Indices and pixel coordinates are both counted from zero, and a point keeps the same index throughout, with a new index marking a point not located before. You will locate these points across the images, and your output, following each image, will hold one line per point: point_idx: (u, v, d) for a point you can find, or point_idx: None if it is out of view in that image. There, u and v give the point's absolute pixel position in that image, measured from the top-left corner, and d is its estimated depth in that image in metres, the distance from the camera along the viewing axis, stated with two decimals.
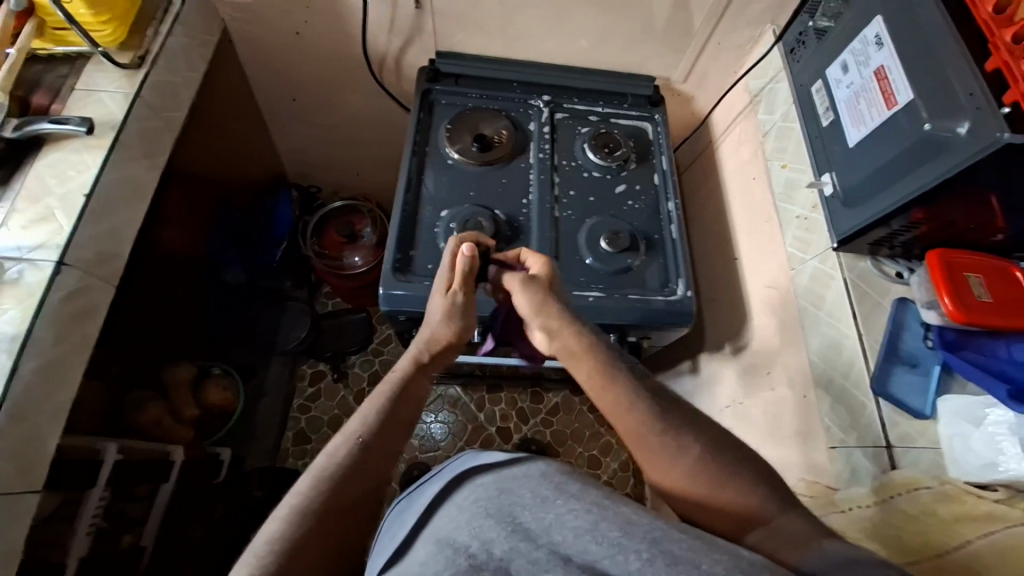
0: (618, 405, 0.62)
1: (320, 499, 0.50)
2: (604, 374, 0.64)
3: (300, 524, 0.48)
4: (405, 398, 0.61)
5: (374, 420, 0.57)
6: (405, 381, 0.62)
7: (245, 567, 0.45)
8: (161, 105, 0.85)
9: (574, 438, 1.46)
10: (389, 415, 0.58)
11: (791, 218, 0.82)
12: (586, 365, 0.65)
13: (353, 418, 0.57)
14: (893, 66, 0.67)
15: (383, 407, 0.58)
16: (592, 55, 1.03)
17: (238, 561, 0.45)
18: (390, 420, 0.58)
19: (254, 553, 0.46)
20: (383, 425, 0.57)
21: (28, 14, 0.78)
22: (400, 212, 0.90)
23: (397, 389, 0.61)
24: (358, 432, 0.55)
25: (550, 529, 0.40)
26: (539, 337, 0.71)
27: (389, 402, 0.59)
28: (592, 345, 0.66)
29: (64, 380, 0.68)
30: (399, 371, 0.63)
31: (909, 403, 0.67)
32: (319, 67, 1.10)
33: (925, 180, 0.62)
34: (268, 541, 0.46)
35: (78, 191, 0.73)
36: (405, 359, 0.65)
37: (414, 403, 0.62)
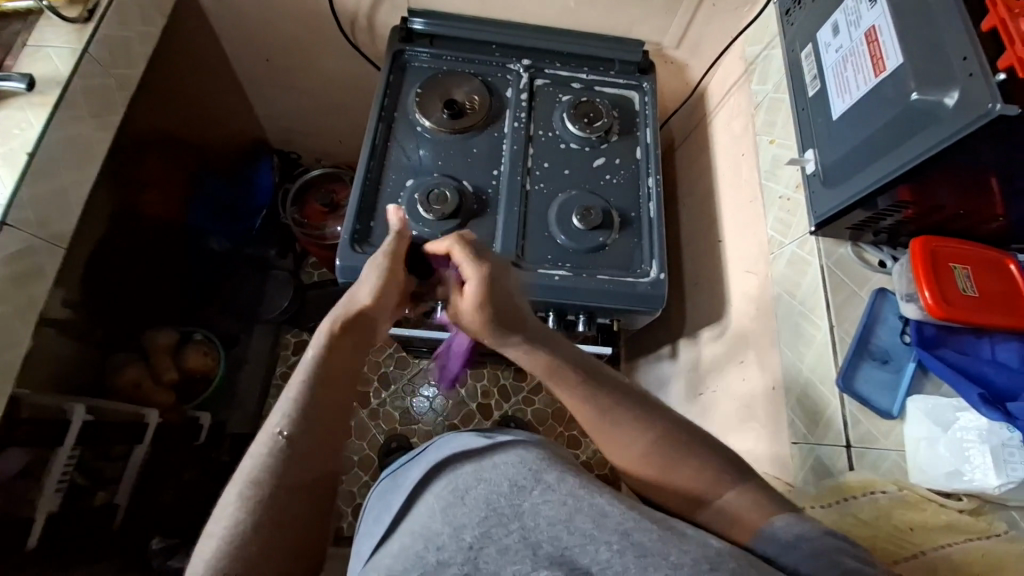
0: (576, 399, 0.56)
1: (251, 506, 0.48)
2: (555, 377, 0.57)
3: (240, 533, 0.47)
4: (328, 378, 0.57)
5: (294, 409, 0.54)
6: (325, 364, 0.57)
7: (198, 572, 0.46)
8: (112, 62, 0.82)
9: (555, 418, 1.44)
10: (310, 401, 0.55)
11: (774, 199, 0.76)
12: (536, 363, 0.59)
13: (274, 414, 0.54)
14: (885, 27, 0.61)
15: (301, 397, 0.55)
16: (577, 15, 0.96)
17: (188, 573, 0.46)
18: (317, 407, 0.55)
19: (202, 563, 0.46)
20: (305, 416, 0.54)
21: None
22: (362, 180, 0.87)
23: (315, 374, 0.56)
24: (280, 428, 0.53)
25: (523, 517, 0.39)
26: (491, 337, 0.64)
27: (309, 389, 0.55)
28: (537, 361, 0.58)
29: (7, 341, 0.68)
30: (316, 353, 0.58)
31: (876, 401, 0.63)
32: (292, 24, 1.04)
33: (908, 155, 0.56)
34: (206, 559, 0.46)
35: (20, 149, 0.70)
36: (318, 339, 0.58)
37: (341, 376, 0.58)
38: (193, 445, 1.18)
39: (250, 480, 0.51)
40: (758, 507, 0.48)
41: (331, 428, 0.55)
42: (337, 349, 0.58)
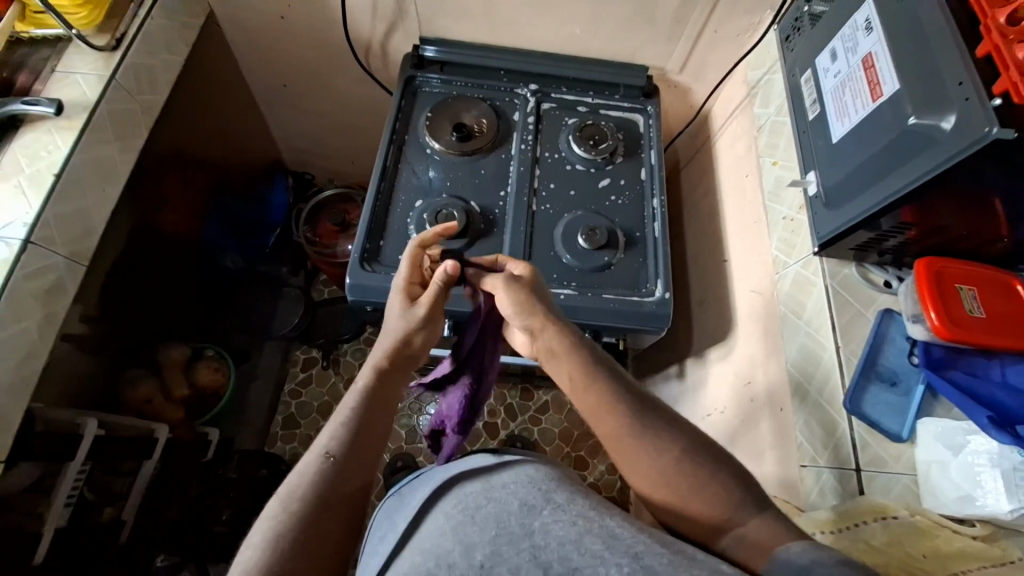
0: (598, 407, 0.56)
1: (294, 521, 0.47)
2: (588, 379, 0.58)
3: (278, 550, 0.45)
4: (375, 402, 0.58)
5: (345, 431, 0.54)
6: (374, 389, 0.59)
7: None
8: (138, 89, 0.86)
9: (562, 438, 1.43)
10: (359, 423, 0.55)
11: (778, 219, 0.77)
12: (567, 366, 0.60)
13: (321, 436, 0.54)
14: (881, 53, 0.62)
15: (352, 418, 0.55)
16: (583, 42, 0.99)
17: None
18: (365, 430, 0.55)
19: None
20: (354, 436, 0.54)
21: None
22: (373, 201, 0.89)
23: (364, 398, 0.58)
24: (328, 447, 0.53)
25: (535, 535, 0.38)
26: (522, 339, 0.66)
27: (358, 412, 0.57)
28: (578, 344, 0.61)
29: (30, 354, 0.70)
30: (365, 379, 0.60)
31: (885, 423, 0.62)
32: (308, 51, 1.09)
33: (907, 178, 0.56)
34: (241, 571, 0.44)
35: (47, 171, 0.74)
36: (368, 366, 0.61)
37: (387, 406, 0.59)
38: (202, 460, 1.18)
39: (293, 496, 0.49)
40: (775, 534, 0.46)
41: (373, 453, 0.55)
42: (386, 374, 0.61)
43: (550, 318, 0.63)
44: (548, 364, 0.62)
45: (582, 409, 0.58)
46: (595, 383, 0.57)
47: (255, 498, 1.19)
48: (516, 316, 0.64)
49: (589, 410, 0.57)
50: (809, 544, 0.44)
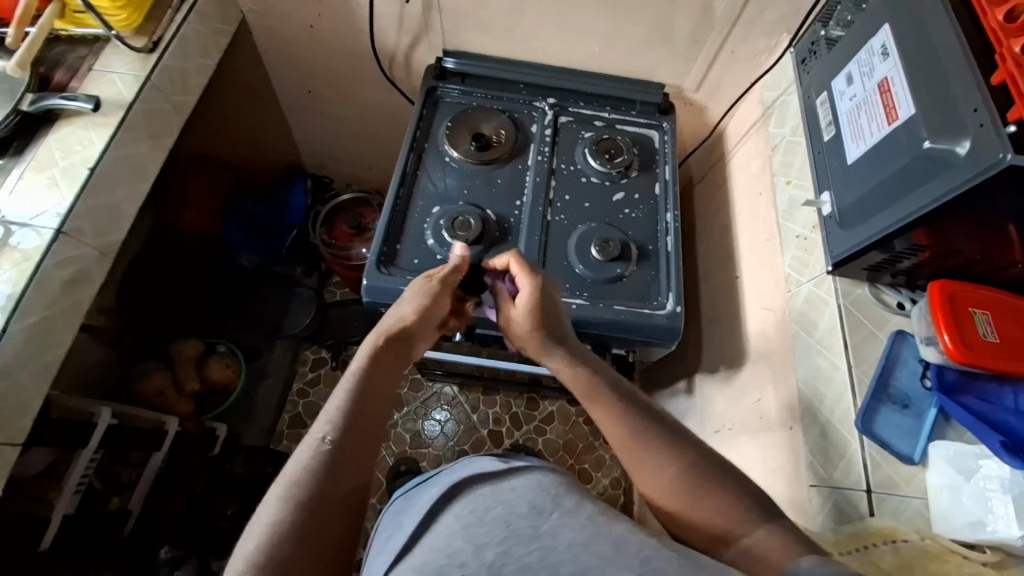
0: (605, 421, 0.58)
1: (294, 508, 0.48)
2: (591, 393, 0.60)
3: (275, 536, 0.46)
4: (371, 387, 0.58)
5: (340, 415, 0.55)
6: (369, 373, 0.59)
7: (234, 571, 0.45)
8: (171, 90, 0.89)
9: (566, 450, 1.42)
10: (354, 409, 0.56)
11: (791, 237, 0.77)
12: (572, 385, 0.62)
13: (319, 421, 0.55)
14: (897, 78, 0.63)
15: (348, 403, 0.56)
16: (601, 59, 1.02)
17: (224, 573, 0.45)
18: (361, 415, 0.56)
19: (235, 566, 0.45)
20: (351, 423, 0.54)
21: None
22: (391, 206, 0.91)
23: (359, 382, 0.58)
24: (326, 433, 0.53)
25: (544, 538, 0.39)
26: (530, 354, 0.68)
27: (353, 397, 0.57)
28: (581, 368, 0.63)
29: (54, 340, 0.72)
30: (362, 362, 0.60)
31: (898, 445, 0.61)
32: (333, 59, 1.12)
33: (922, 202, 0.57)
34: (243, 556, 0.45)
35: (81, 165, 0.76)
36: (366, 346, 0.62)
37: (382, 392, 0.59)
38: (208, 455, 1.19)
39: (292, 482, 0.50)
40: (784, 548, 0.46)
41: (369, 438, 0.55)
42: (385, 359, 0.61)
43: (557, 343, 0.65)
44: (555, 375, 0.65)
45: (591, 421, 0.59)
46: (600, 397, 0.59)
47: (259, 494, 1.20)
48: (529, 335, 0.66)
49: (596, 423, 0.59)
50: (819, 560, 0.43)
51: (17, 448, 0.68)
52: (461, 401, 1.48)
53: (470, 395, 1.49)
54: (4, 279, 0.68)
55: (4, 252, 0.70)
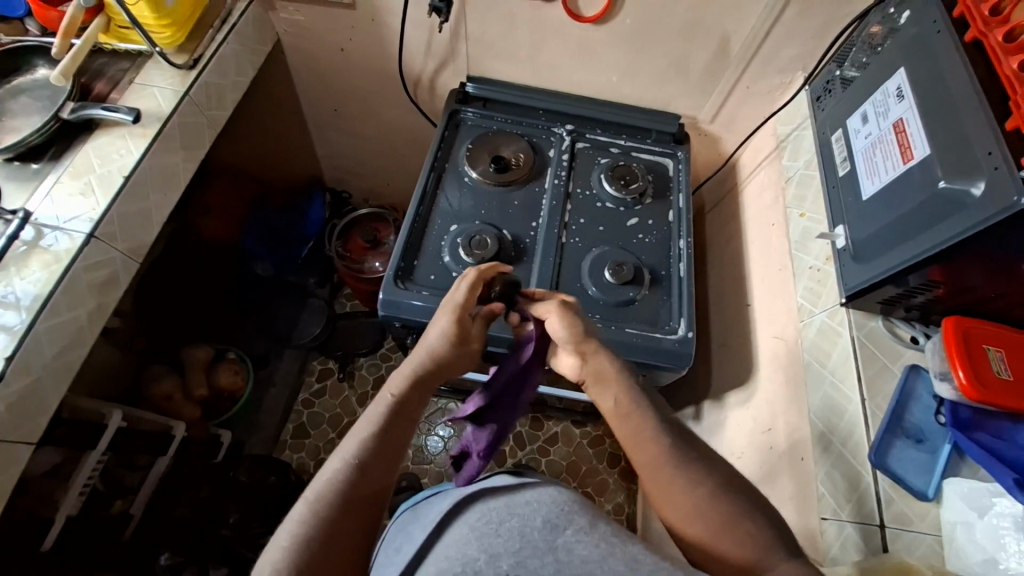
0: (638, 434, 0.57)
1: (316, 522, 0.48)
2: (631, 404, 0.60)
3: (298, 552, 0.46)
4: (402, 411, 0.59)
5: (371, 441, 0.55)
6: (400, 404, 0.59)
7: None
8: (207, 104, 0.92)
9: (569, 472, 1.41)
10: (382, 436, 0.56)
11: (804, 268, 0.78)
12: (613, 392, 0.62)
13: (346, 443, 0.55)
14: (912, 119, 0.65)
15: (376, 430, 0.56)
16: (620, 89, 1.05)
17: None
18: (389, 438, 0.56)
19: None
20: (379, 444, 0.55)
21: (98, 11, 0.86)
22: (411, 223, 0.93)
23: (391, 410, 0.58)
24: (353, 452, 0.54)
25: (558, 553, 0.40)
26: (571, 362, 0.67)
27: (384, 423, 0.57)
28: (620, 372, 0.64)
29: (77, 340, 0.73)
30: (394, 390, 0.60)
31: (910, 479, 0.61)
32: (361, 80, 1.17)
33: (936, 239, 0.58)
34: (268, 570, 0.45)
35: (118, 172, 0.79)
36: (399, 378, 0.62)
37: (412, 420, 0.59)
38: (211, 461, 1.19)
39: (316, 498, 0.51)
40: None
41: (396, 456, 0.55)
42: (416, 385, 0.62)
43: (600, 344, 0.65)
44: (589, 386, 0.65)
45: (621, 434, 0.59)
46: (639, 410, 0.59)
47: (263, 504, 1.18)
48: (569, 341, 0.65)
49: (629, 436, 0.58)
50: None
51: (32, 447, 0.68)
52: (465, 418, 1.47)
53: None
54: (34, 279, 0.70)
55: (38, 253, 0.72)
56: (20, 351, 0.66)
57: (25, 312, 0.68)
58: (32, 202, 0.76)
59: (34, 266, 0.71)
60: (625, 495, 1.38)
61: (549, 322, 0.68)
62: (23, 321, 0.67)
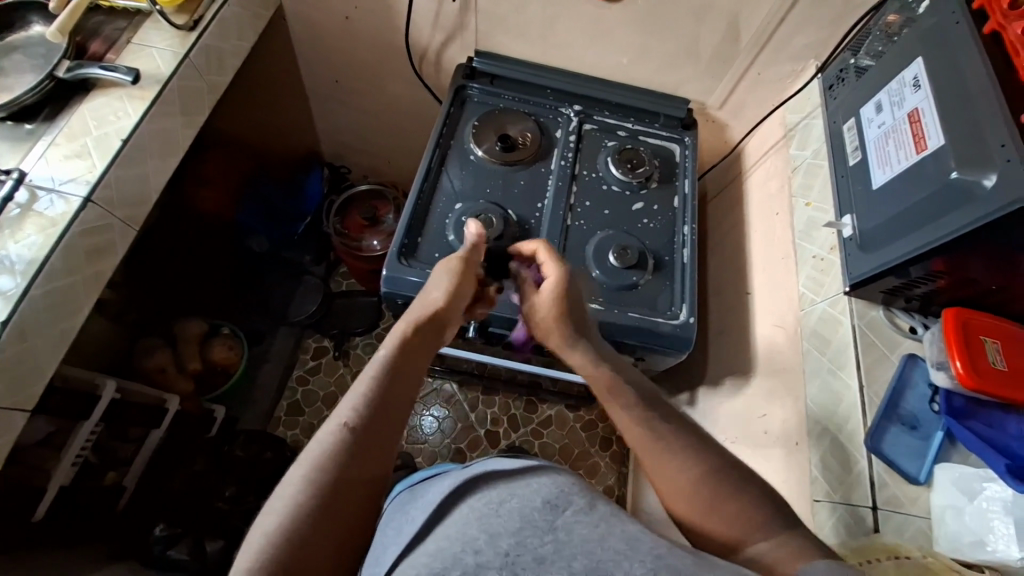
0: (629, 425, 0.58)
1: (313, 492, 0.48)
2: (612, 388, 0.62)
3: (293, 520, 0.46)
4: (396, 375, 0.58)
5: (364, 402, 0.55)
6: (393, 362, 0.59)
7: (251, 549, 0.45)
8: (207, 69, 0.89)
9: (561, 454, 1.43)
10: (376, 398, 0.55)
11: (807, 257, 0.79)
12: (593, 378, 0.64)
13: (341, 405, 0.55)
14: (928, 109, 0.65)
15: (371, 391, 0.56)
16: (630, 71, 1.04)
17: (242, 550, 0.46)
18: (384, 403, 0.55)
19: (254, 544, 0.46)
20: (371, 406, 0.54)
21: None
22: (415, 199, 0.92)
23: (385, 368, 0.58)
24: (347, 415, 0.53)
25: (558, 532, 0.41)
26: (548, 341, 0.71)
27: (378, 384, 0.57)
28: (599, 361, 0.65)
29: (74, 308, 0.72)
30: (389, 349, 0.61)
31: (904, 466, 0.63)
32: (364, 52, 1.14)
33: (946, 230, 0.58)
34: (264, 532, 0.46)
35: (114, 135, 0.76)
36: (394, 335, 0.62)
37: (405, 382, 0.58)
38: (206, 435, 1.18)
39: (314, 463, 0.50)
40: (802, 555, 0.46)
41: (392, 423, 0.55)
42: (410, 350, 0.61)
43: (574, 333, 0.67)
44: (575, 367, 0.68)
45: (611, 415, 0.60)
46: (624, 393, 0.61)
47: (259, 478, 1.19)
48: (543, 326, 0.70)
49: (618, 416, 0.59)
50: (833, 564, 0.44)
51: (27, 413, 0.67)
52: (459, 399, 1.48)
53: (469, 394, 1.49)
54: (29, 243, 0.68)
55: (32, 216, 0.70)
56: (15, 316, 0.65)
57: (20, 277, 0.66)
58: (26, 163, 0.73)
59: (29, 230, 0.69)
60: (615, 478, 1.41)
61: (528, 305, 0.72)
62: (19, 286, 0.66)
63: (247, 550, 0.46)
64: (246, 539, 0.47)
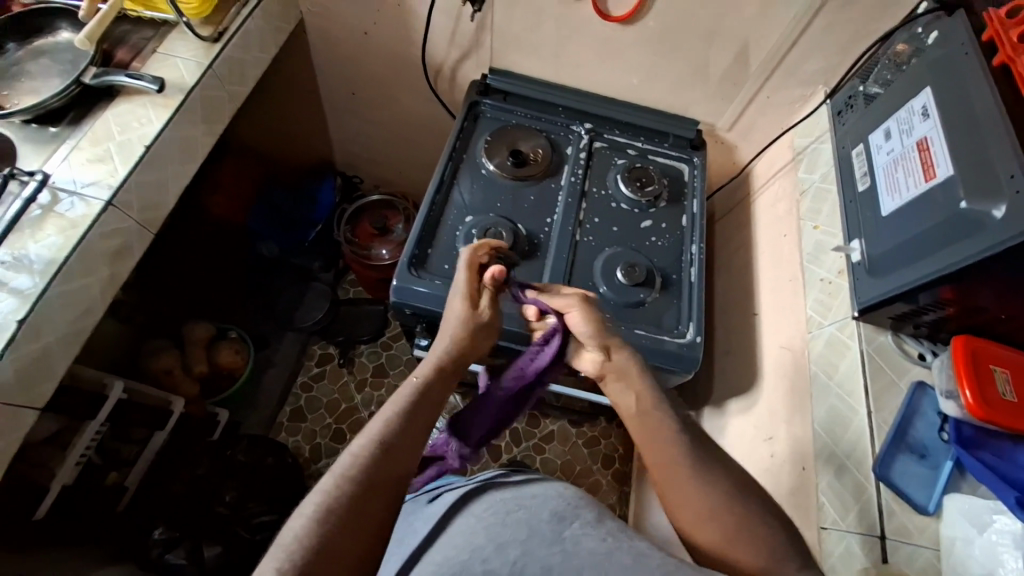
0: (656, 434, 0.57)
1: (342, 500, 0.48)
2: (652, 403, 0.60)
3: (323, 528, 0.46)
4: (429, 398, 0.59)
5: (398, 423, 0.55)
6: (425, 389, 0.60)
7: (276, 556, 0.44)
8: (229, 79, 0.92)
9: (562, 470, 1.42)
10: (409, 420, 0.56)
11: (815, 280, 0.80)
12: (636, 391, 0.62)
13: (373, 422, 0.55)
14: (936, 138, 0.65)
15: (404, 412, 0.56)
16: (641, 91, 1.06)
17: (264, 557, 0.45)
18: (415, 425, 0.56)
19: (280, 550, 0.45)
20: (405, 426, 0.55)
21: None
22: (426, 211, 0.94)
23: (418, 393, 0.59)
24: (379, 434, 0.54)
25: (565, 541, 0.42)
26: (589, 359, 0.66)
27: (411, 407, 0.57)
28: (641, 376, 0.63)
29: (88, 309, 0.73)
30: (419, 377, 0.61)
31: (913, 495, 0.62)
32: (381, 67, 1.16)
33: (955, 258, 0.59)
34: (293, 539, 0.45)
35: (138, 141, 0.78)
36: (425, 365, 0.62)
37: (435, 408, 0.59)
38: (208, 439, 1.18)
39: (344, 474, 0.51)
40: None
41: (421, 444, 0.56)
42: (443, 376, 0.62)
43: (622, 344, 0.66)
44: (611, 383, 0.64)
45: (639, 437, 0.59)
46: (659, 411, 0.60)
47: (257, 484, 1.15)
48: (591, 336, 0.66)
49: (648, 434, 0.58)
50: None
51: (37, 412, 0.68)
52: None
53: None
54: (49, 244, 0.70)
55: (54, 217, 0.72)
56: (30, 316, 0.66)
57: (39, 277, 0.68)
58: (50, 165, 0.75)
59: (50, 230, 0.71)
60: (617, 497, 1.39)
61: (571, 316, 0.68)
62: (37, 285, 0.67)
63: (270, 557, 0.44)
64: (268, 547, 0.46)
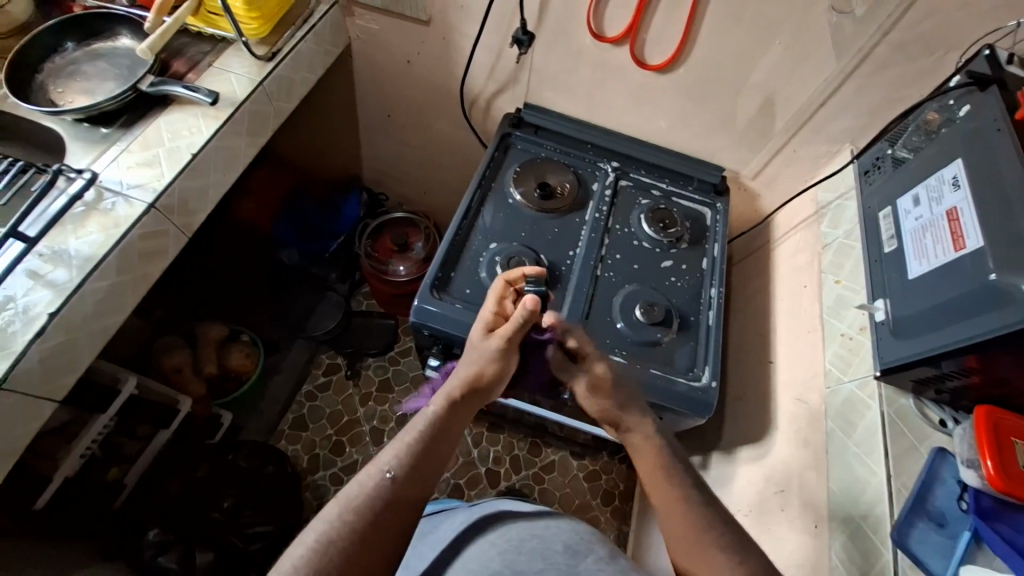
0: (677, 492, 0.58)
1: (347, 533, 0.49)
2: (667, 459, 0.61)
3: (325, 558, 0.47)
4: (441, 431, 0.59)
5: (407, 455, 0.55)
6: (440, 420, 0.60)
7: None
8: (277, 96, 0.95)
9: (561, 502, 1.40)
10: (418, 453, 0.56)
11: (835, 334, 0.80)
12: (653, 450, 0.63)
13: (383, 453, 0.56)
14: (967, 209, 0.66)
15: (415, 445, 0.57)
16: (670, 135, 1.09)
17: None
18: (425, 458, 0.56)
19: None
20: (414, 460, 0.55)
21: None
22: (453, 234, 0.96)
23: (432, 425, 0.59)
24: (388, 466, 0.54)
25: (579, 574, 0.44)
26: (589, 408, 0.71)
27: (422, 441, 0.57)
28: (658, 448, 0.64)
29: (117, 305, 0.74)
30: (435, 407, 0.61)
31: (931, 564, 0.60)
32: (419, 93, 1.20)
33: (985, 329, 0.59)
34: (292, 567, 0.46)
35: (185, 149, 0.81)
36: (441, 395, 0.62)
37: (448, 441, 0.59)
38: (209, 441, 1.17)
39: (350, 505, 0.51)
40: None
41: (429, 479, 0.56)
42: (457, 407, 0.61)
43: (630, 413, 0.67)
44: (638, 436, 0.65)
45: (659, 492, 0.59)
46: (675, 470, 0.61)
47: (257, 491, 1.15)
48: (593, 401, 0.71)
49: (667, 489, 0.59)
50: None
51: (54, 404, 0.68)
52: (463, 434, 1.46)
53: (475, 430, 1.47)
54: (90, 240, 0.72)
55: (98, 214, 0.74)
56: (62, 309, 0.67)
57: (76, 272, 0.69)
58: (99, 164, 0.79)
59: (93, 227, 0.73)
60: (614, 536, 1.36)
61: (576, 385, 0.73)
62: (74, 279, 0.69)
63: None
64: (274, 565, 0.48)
